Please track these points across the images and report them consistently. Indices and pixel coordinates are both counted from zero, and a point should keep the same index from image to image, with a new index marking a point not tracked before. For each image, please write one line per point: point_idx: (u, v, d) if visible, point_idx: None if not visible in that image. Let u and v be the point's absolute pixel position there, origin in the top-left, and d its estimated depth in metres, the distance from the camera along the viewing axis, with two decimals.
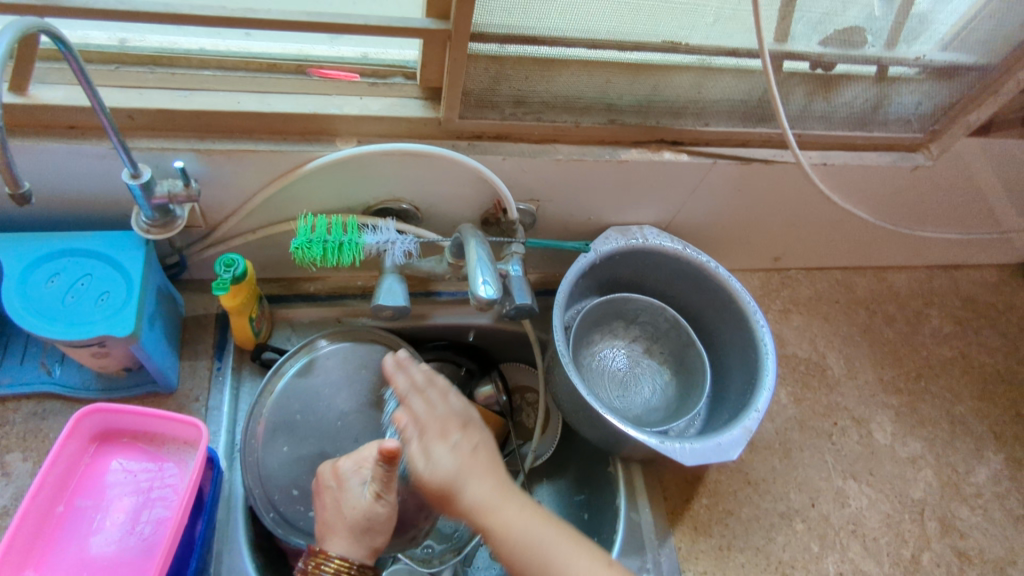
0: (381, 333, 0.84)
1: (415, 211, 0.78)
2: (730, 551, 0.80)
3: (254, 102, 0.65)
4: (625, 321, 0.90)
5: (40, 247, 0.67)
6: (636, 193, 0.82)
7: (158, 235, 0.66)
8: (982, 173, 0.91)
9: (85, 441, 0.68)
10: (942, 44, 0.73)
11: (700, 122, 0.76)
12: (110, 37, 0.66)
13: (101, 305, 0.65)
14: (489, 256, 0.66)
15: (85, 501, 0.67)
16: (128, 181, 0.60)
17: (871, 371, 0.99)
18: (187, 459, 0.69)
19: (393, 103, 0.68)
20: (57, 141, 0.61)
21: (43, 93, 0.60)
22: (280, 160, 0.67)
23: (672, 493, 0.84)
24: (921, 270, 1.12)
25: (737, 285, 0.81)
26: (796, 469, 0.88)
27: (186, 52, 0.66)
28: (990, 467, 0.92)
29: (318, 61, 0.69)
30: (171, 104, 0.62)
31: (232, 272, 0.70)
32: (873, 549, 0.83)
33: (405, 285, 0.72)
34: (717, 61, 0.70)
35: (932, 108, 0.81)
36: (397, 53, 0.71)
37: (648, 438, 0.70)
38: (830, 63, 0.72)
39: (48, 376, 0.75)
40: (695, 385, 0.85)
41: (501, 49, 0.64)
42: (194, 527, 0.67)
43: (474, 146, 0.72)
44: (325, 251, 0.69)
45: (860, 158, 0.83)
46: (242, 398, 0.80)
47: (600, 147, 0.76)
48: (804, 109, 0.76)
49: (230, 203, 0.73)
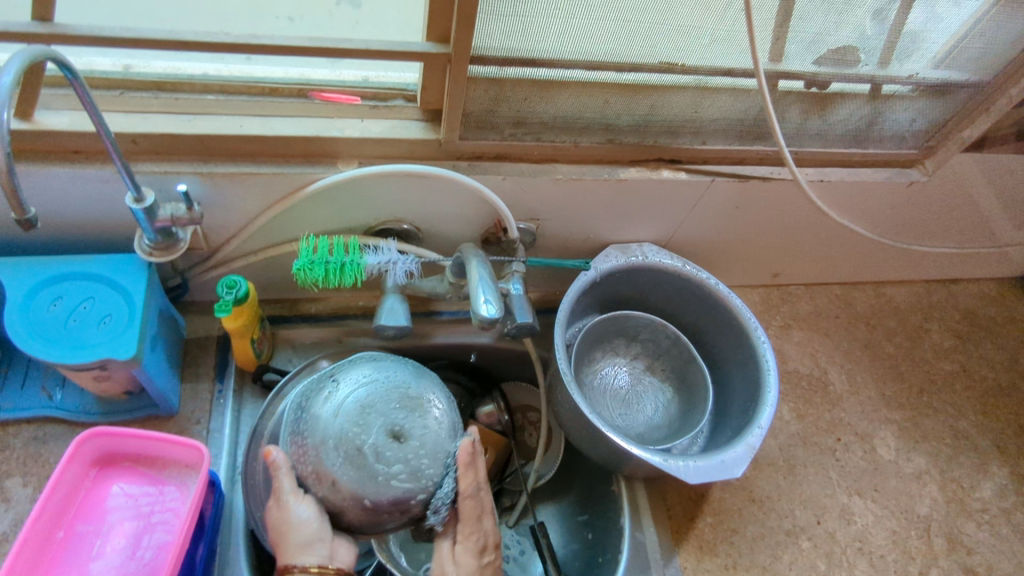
0: (383, 352, 0.86)
1: (416, 230, 0.79)
2: (736, 571, 0.80)
3: (257, 125, 0.65)
4: (626, 339, 0.90)
5: (43, 271, 0.67)
6: (634, 212, 0.82)
7: (161, 258, 0.66)
8: (978, 188, 0.92)
9: (85, 466, 0.68)
10: (934, 62, 0.73)
11: (698, 140, 0.77)
12: (115, 62, 0.67)
13: (103, 329, 0.65)
14: (491, 275, 0.66)
15: (85, 526, 0.66)
16: (131, 205, 0.60)
17: (873, 386, 0.99)
18: (188, 482, 0.69)
19: (394, 125, 0.69)
20: (61, 166, 0.62)
21: (49, 119, 0.60)
22: (282, 182, 0.68)
23: (676, 511, 0.83)
24: (919, 284, 1.13)
25: (738, 302, 0.81)
26: (801, 485, 0.88)
27: (189, 77, 0.67)
28: (995, 482, 0.92)
29: (321, 85, 0.70)
30: (175, 128, 0.63)
31: (235, 293, 0.70)
32: (880, 567, 0.83)
33: (406, 305, 0.73)
34: (713, 81, 0.70)
35: (926, 124, 0.82)
36: (398, 76, 0.72)
37: (651, 456, 0.70)
38: (824, 82, 0.73)
39: (49, 400, 0.74)
40: (697, 402, 0.84)
41: (500, 71, 0.64)
42: (195, 551, 0.66)
43: (474, 167, 0.73)
44: (327, 272, 0.69)
45: (856, 174, 0.84)
46: (244, 420, 0.79)
47: (598, 167, 0.77)
48: (799, 126, 0.77)
49: (232, 225, 0.73)
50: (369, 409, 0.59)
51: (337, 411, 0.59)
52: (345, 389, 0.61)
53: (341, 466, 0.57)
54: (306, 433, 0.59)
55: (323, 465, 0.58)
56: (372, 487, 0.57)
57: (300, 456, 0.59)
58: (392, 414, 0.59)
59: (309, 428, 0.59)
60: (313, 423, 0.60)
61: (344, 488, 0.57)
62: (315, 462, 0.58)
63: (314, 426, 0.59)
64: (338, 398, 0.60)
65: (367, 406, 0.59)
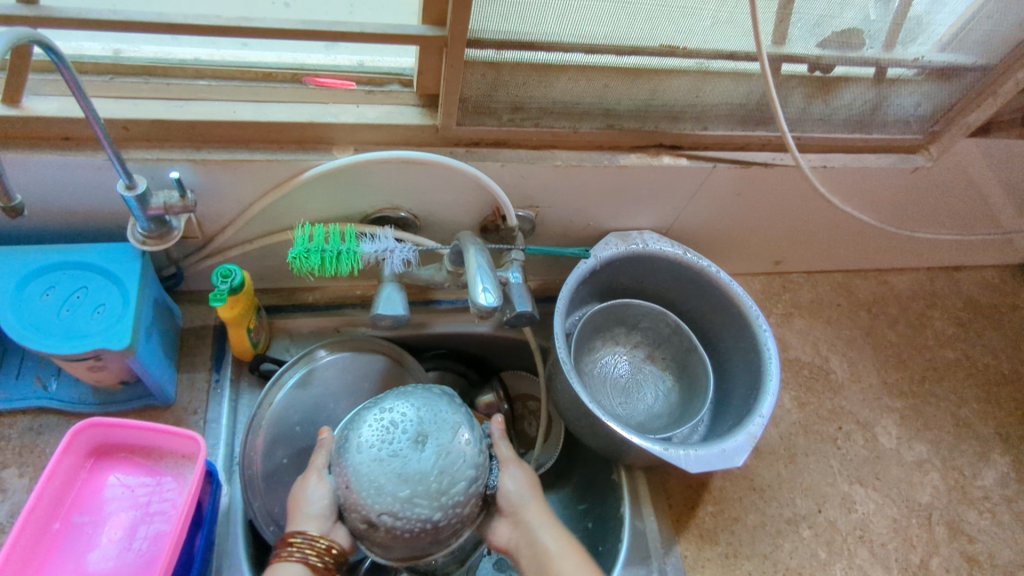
0: (381, 342, 0.84)
1: (414, 219, 0.78)
2: (737, 559, 0.79)
3: (249, 111, 0.64)
4: (627, 327, 0.90)
5: (35, 260, 0.66)
6: (634, 199, 0.81)
7: (155, 247, 0.65)
8: (981, 175, 0.91)
9: (81, 457, 0.67)
10: (940, 45, 0.72)
11: (699, 126, 0.76)
12: (105, 48, 0.65)
13: (97, 319, 0.64)
14: (489, 263, 0.65)
15: (81, 517, 0.66)
16: (123, 193, 0.59)
17: (875, 374, 0.98)
18: (185, 473, 0.69)
19: (390, 110, 0.68)
20: (51, 153, 0.61)
21: (37, 105, 0.59)
22: (277, 169, 0.67)
23: (677, 500, 0.83)
24: (922, 272, 1.11)
25: (739, 290, 0.80)
26: (802, 474, 0.87)
27: (181, 63, 0.66)
28: (996, 470, 0.92)
29: (315, 70, 0.69)
30: (166, 114, 0.62)
31: (230, 282, 0.69)
32: (881, 555, 0.82)
33: (404, 294, 0.71)
34: (715, 65, 0.69)
35: (931, 109, 0.80)
36: (394, 61, 0.71)
37: (651, 446, 0.69)
38: (828, 66, 0.71)
39: (44, 391, 0.74)
40: (699, 391, 0.84)
41: (498, 54, 0.63)
42: (193, 542, 0.66)
43: (472, 153, 0.71)
44: (323, 261, 0.68)
45: (860, 160, 0.83)
46: (241, 411, 0.79)
47: (598, 153, 0.75)
48: (803, 111, 0.76)
49: (227, 213, 0.72)
50: (407, 474, 0.57)
51: (399, 491, 0.56)
52: (397, 511, 0.56)
53: (444, 494, 0.58)
54: (410, 518, 0.57)
55: (441, 502, 0.57)
56: (474, 473, 0.60)
57: (421, 520, 0.57)
58: (402, 461, 0.57)
59: (403, 503, 0.56)
60: (403, 504, 0.56)
61: (466, 495, 0.59)
62: (431, 509, 0.57)
63: (385, 505, 0.56)
64: (376, 489, 0.56)
65: (410, 475, 0.57)
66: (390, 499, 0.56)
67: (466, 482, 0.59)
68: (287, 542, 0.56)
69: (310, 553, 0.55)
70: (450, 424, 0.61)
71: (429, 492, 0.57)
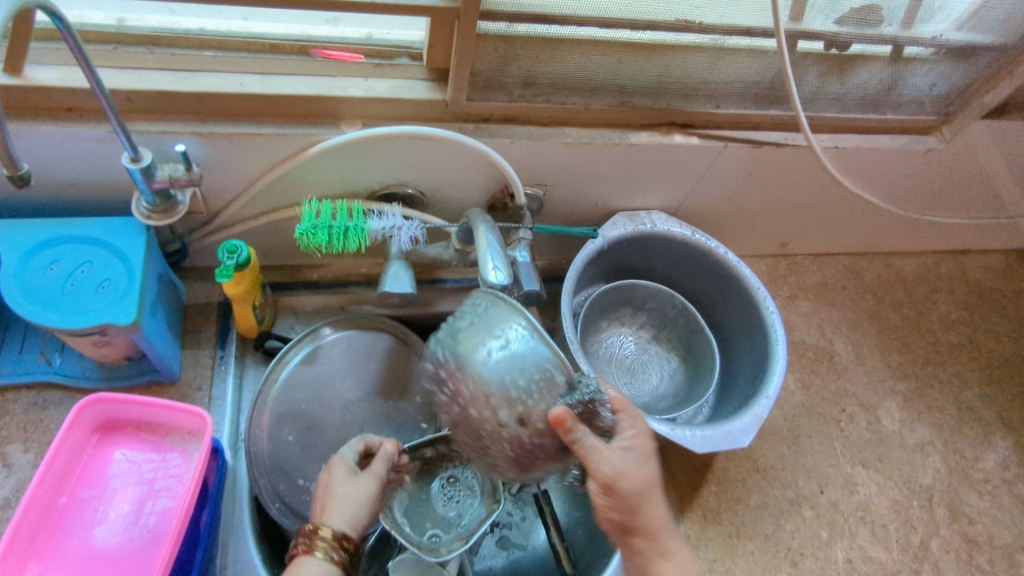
0: (386, 321, 0.84)
1: (421, 195, 0.77)
2: (740, 539, 0.80)
3: (256, 83, 0.63)
4: (633, 308, 0.89)
5: (39, 234, 0.65)
6: (643, 179, 0.81)
7: (159, 221, 0.64)
8: (991, 158, 0.90)
9: (86, 432, 0.67)
10: (958, 23, 0.71)
11: (712, 104, 0.74)
12: (108, 16, 0.64)
13: (101, 294, 0.63)
14: (500, 241, 0.65)
15: (87, 492, 0.65)
16: (128, 165, 0.58)
17: (879, 356, 0.98)
18: (191, 449, 0.68)
19: (399, 84, 0.67)
20: (53, 124, 0.59)
21: (39, 74, 0.58)
22: (284, 143, 0.66)
23: (680, 480, 0.83)
24: (928, 255, 1.11)
25: (747, 271, 0.80)
26: (805, 456, 0.88)
27: (185, 32, 0.64)
28: (997, 453, 0.92)
29: (322, 42, 0.67)
30: (172, 85, 0.61)
31: (235, 258, 0.68)
32: (882, 535, 0.83)
33: (411, 271, 0.71)
34: (731, 41, 0.68)
35: (946, 89, 0.79)
36: (403, 33, 0.69)
37: (658, 426, 0.69)
38: (845, 43, 0.70)
39: (48, 366, 0.73)
40: (705, 371, 0.84)
41: (510, 28, 0.62)
42: (200, 518, 0.66)
43: (482, 129, 0.70)
44: (330, 238, 0.67)
45: (872, 141, 0.82)
46: (245, 388, 0.79)
47: (609, 130, 0.74)
48: (817, 90, 0.75)
49: (232, 188, 0.71)
50: (495, 395, 0.52)
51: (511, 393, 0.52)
52: (512, 369, 0.52)
53: (491, 371, 0.52)
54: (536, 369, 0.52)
55: (506, 354, 0.52)
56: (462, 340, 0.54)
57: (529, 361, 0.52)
58: (484, 403, 0.53)
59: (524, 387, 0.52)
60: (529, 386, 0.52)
61: (485, 336, 0.53)
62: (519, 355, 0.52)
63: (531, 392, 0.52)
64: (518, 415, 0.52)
65: (495, 391, 0.52)
66: (521, 391, 0.52)
67: (480, 330, 0.53)
68: (311, 537, 0.58)
69: (333, 549, 0.58)
70: (442, 356, 0.55)
71: (493, 363, 0.52)
